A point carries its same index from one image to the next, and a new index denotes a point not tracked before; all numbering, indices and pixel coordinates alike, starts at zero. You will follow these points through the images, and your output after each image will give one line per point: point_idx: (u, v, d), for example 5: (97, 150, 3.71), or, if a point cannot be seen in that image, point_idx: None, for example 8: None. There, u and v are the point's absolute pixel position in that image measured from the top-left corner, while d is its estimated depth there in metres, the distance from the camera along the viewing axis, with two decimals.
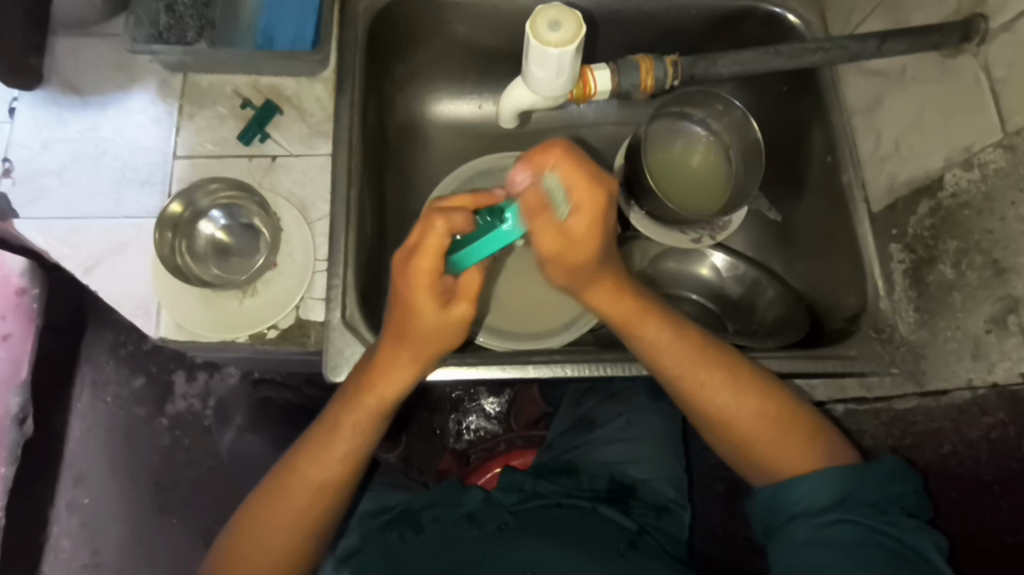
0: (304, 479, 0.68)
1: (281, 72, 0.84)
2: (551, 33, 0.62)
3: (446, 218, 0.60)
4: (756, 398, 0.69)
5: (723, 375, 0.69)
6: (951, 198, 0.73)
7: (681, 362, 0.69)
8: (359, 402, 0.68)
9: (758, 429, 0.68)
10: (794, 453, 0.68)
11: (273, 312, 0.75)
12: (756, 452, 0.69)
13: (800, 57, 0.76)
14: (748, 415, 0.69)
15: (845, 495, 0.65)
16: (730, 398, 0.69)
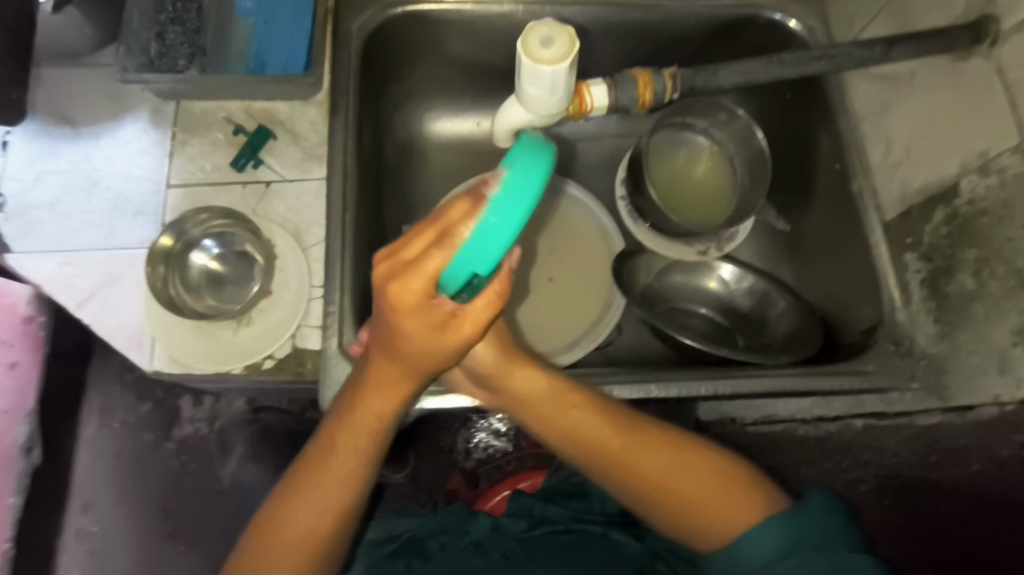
0: (329, 479, 0.66)
1: (274, 97, 0.83)
2: (543, 50, 0.60)
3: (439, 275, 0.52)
4: (687, 463, 0.67)
5: (616, 424, 0.69)
6: (968, 205, 0.71)
7: (592, 422, 0.69)
8: (363, 410, 0.65)
9: (703, 491, 0.66)
10: (721, 507, 0.65)
11: (268, 342, 0.73)
12: (699, 512, 0.66)
13: (804, 64, 0.73)
14: (660, 466, 0.68)
15: (790, 548, 0.61)
16: (663, 464, 0.68)
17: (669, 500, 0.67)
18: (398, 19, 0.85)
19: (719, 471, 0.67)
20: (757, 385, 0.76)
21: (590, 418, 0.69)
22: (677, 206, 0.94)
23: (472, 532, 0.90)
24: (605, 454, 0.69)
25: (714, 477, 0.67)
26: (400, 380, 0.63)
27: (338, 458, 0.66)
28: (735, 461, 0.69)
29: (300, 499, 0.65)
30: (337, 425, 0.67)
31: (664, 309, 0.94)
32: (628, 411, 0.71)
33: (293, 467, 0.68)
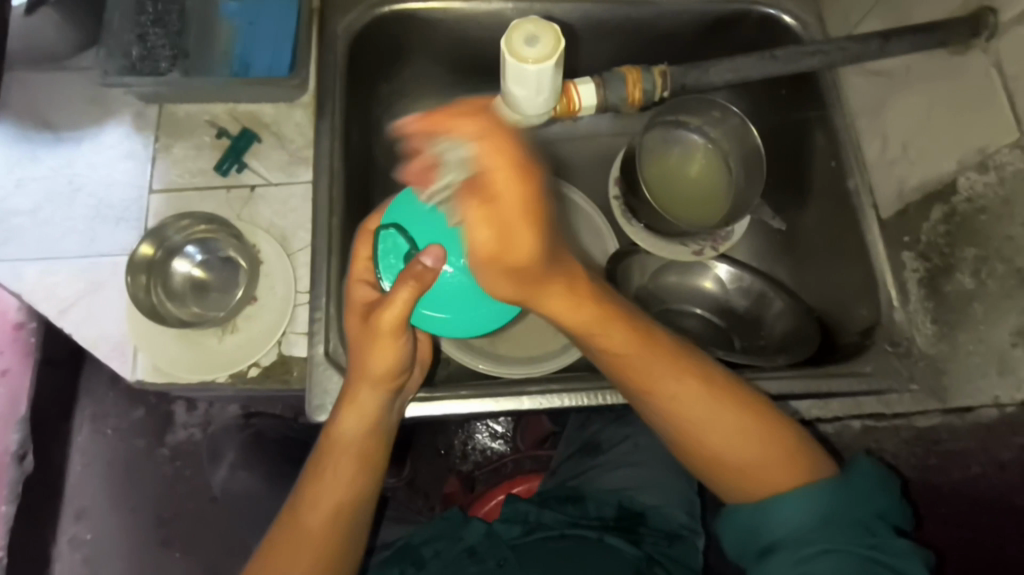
0: (316, 518, 0.64)
1: (259, 99, 0.81)
2: (528, 49, 0.58)
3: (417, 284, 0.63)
4: (739, 421, 0.64)
5: (682, 372, 0.65)
6: (966, 203, 0.69)
7: (648, 362, 0.65)
8: (345, 436, 0.66)
9: (761, 461, 0.63)
10: (765, 466, 0.63)
11: (253, 350, 0.72)
12: (753, 481, 0.63)
13: (797, 60, 0.72)
14: (710, 417, 0.64)
15: (828, 516, 0.59)
16: (728, 423, 0.64)
17: (710, 452, 0.65)
18: (385, 19, 0.84)
19: (774, 439, 0.63)
20: (753, 388, 0.75)
21: (652, 364, 0.65)
22: (671, 205, 0.92)
23: (465, 539, 0.89)
24: (661, 394, 0.65)
25: (767, 441, 0.63)
26: (378, 391, 0.66)
27: (320, 490, 0.65)
28: (804, 438, 0.65)
29: (291, 538, 0.63)
30: (321, 456, 0.67)
31: (659, 311, 0.93)
32: (693, 355, 0.67)
33: (278, 518, 0.66)
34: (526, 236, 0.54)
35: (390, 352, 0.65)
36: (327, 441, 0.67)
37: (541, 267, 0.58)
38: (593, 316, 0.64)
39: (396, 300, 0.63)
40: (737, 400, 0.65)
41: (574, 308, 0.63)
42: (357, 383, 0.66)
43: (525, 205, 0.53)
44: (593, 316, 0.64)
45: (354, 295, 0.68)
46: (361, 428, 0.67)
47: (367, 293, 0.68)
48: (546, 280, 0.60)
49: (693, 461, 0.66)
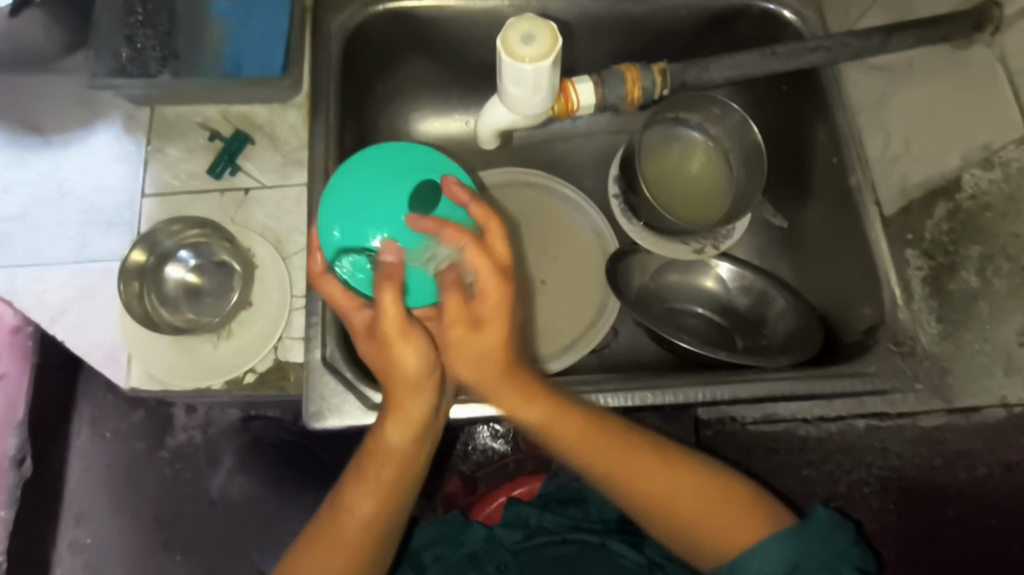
0: (353, 521, 0.64)
1: (252, 100, 0.80)
2: (524, 47, 0.55)
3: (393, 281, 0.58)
4: (688, 476, 0.65)
5: (590, 432, 0.65)
6: (971, 200, 0.68)
7: (566, 435, 0.64)
8: (388, 450, 0.63)
9: (707, 506, 0.64)
10: (716, 524, 0.63)
11: (248, 356, 0.71)
12: (698, 533, 0.64)
13: (798, 57, 0.70)
14: (652, 475, 0.65)
15: (795, 564, 0.60)
16: (667, 483, 0.65)
17: (660, 506, 0.65)
18: (379, 17, 0.83)
19: (710, 491, 0.65)
20: (755, 389, 0.74)
21: (571, 429, 0.64)
22: (671, 205, 0.91)
23: (467, 543, 0.88)
24: (577, 455, 0.65)
25: (720, 493, 0.65)
26: (417, 414, 0.62)
27: (359, 499, 0.64)
28: (748, 485, 0.66)
29: (321, 542, 0.63)
30: (361, 465, 0.65)
31: (660, 312, 0.92)
32: (644, 437, 0.67)
33: (319, 511, 0.67)
34: (492, 333, 0.59)
35: (418, 355, 0.59)
36: (372, 448, 0.64)
37: (505, 365, 0.61)
38: (545, 414, 0.64)
39: (388, 302, 0.57)
40: (684, 464, 0.66)
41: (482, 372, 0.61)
42: (402, 402, 0.61)
43: (492, 350, 0.60)
44: (545, 413, 0.63)
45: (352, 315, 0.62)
46: (386, 470, 0.64)
47: (366, 316, 0.62)
48: (491, 380, 0.62)
49: (640, 516, 0.66)
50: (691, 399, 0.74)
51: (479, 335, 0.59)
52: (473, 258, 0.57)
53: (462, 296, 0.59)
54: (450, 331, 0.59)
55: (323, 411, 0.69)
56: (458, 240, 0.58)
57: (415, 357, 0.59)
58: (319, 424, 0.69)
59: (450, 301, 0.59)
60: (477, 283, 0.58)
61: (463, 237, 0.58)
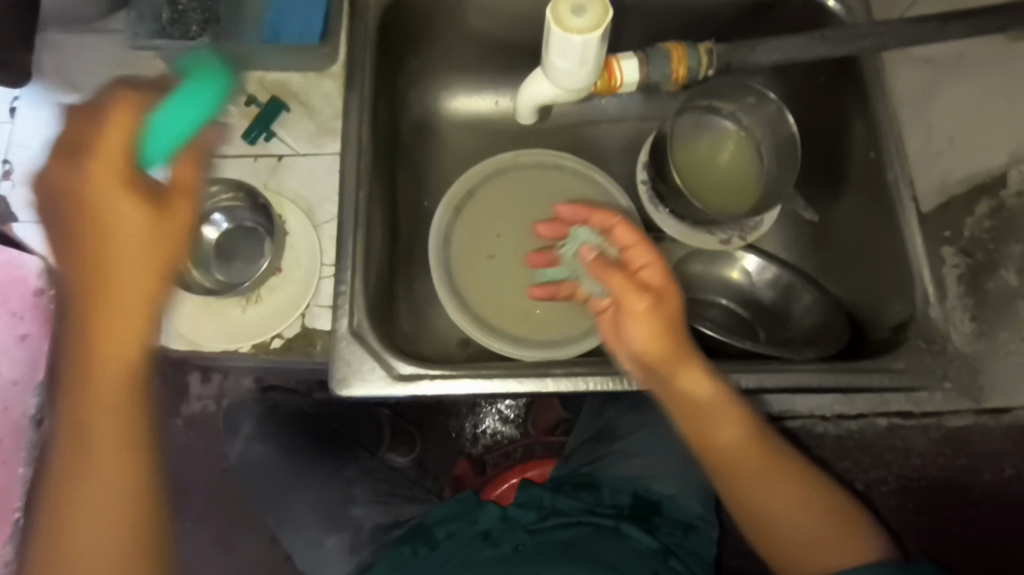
0: (105, 350, 0.66)
1: (288, 67, 0.80)
2: (574, 19, 0.54)
3: (659, 298, 0.68)
4: (802, 504, 0.68)
5: (757, 451, 0.69)
6: (1017, 197, 0.70)
7: (722, 429, 0.68)
8: (105, 288, 0.65)
9: (815, 536, 0.67)
10: (821, 539, 0.67)
11: (277, 320, 0.71)
12: (800, 546, 0.68)
13: (848, 43, 0.68)
14: (760, 473, 0.69)
15: None
16: (787, 496, 0.69)
17: (782, 529, 0.68)
18: None
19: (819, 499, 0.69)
20: (779, 379, 0.73)
21: (715, 401, 0.68)
22: (702, 193, 0.90)
23: (481, 521, 0.89)
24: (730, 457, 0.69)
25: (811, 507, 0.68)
26: (159, 223, 0.66)
27: (115, 319, 0.66)
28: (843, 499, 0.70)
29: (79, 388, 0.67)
30: (92, 278, 0.64)
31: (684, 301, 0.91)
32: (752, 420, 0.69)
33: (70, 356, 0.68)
34: (671, 304, 0.69)
35: (644, 317, 0.68)
36: (109, 219, 0.65)
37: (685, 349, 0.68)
38: (711, 393, 0.68)
39: (654, 279, 0.69)
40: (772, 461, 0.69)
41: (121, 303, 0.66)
42: (102, 203, 0.64)
43: (675, 313, 0.69)
44: (710, 398, 0.68)
45: (614, 278, 0.68)
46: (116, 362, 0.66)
47: (620, 281, 0.68)
48: (682, 356, 0.67)
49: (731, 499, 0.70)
50: None
51: (665, 304, 0.68)
52: (636, 254, 0.71)
53: (659, 299, 0.68)
54: (634, 304, 0.68)
55: (348, 378, 0.70)
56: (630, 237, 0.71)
57: (672, 335, 0.68)
58: (343, 392, 0.70)
59: (643, 334, 0.68)
60: (653, 282, 0.69)
61: (642, 258, 0.70)
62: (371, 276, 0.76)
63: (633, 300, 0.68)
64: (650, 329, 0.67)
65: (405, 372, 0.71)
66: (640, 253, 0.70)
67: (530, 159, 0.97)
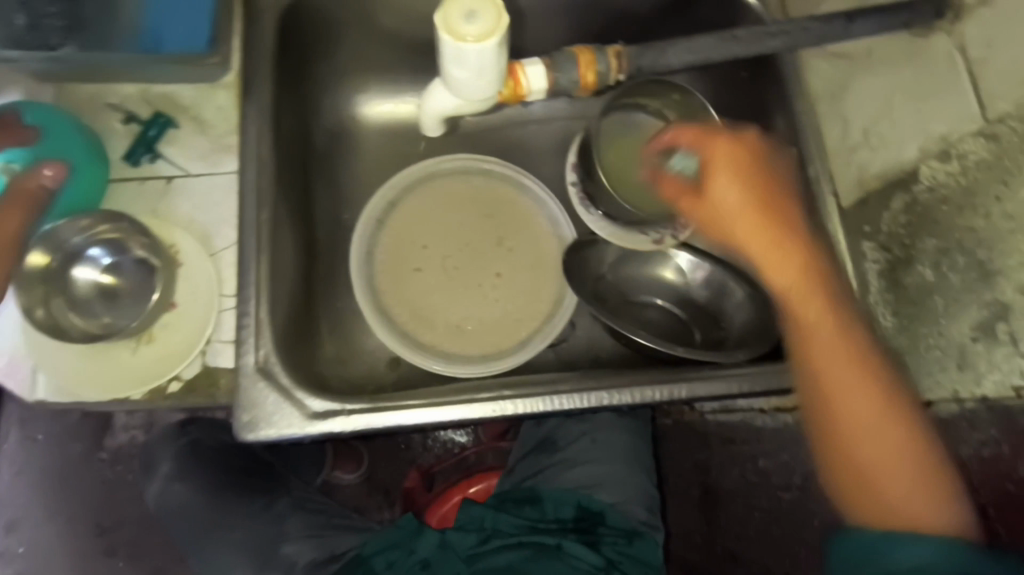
0: None
1: (174, 80, 0.73)
2: (466, 25, 0.50)
3: (732, 168, 0.67)
4: (906, 454, 0.58)
5: (876, 394, 0.60)
6: (927, 192, 0.67)
7: (835, 367, 0.60)
8: None
9: (905, 490, 0.58)
10: (911, 491, 0.57)
11: (172, 362, 0.65)
12: (889, 496, 0.58)
13: (759, 41, 0.68)
14: (877, 417, 0.59)
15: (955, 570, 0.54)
16: (896, 444, 0.59)
17: (869, 474, 0.59)
18: None
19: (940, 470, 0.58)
20: (710, 386, 0.73)
21: (836, 346, 0.61)
22: (631, 192, 0.87)
23: (419, 549, 0.85)
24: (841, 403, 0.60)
25: (926, 473, 0.58)
26: None
27: None
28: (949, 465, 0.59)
29: None
30: None
31: (617, 305, 0.90)
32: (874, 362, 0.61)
33: None
34: (720, 188, 0.67)
35: (738, 200, 0.66)
36: None
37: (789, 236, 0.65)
38: (799, 287, 0.64)
39: (729, 171, 0.67)
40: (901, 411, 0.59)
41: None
42: None
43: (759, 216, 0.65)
44: (807, 308, 0.63)
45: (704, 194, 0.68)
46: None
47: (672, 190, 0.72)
48: (757, 225, 0.65)
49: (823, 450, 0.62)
50: (648, 398, 0.73)
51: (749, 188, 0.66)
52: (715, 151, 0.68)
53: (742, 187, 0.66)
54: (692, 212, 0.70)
55: (258, 420, 0.65)
56: (698, 138, 0.70)
57: (789, 257, 0.64)
58: (253, 436, 0.65)
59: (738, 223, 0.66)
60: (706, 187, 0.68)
61: (719, 154, 0.68)
62: (280, 305, 0.70)
63: (724, 191, 0.67)
64: (769, 236, 0.65)
65: (316, 410, 0.66)
66: (716, 145, 0.68)
67: (454, 164, 0.93)
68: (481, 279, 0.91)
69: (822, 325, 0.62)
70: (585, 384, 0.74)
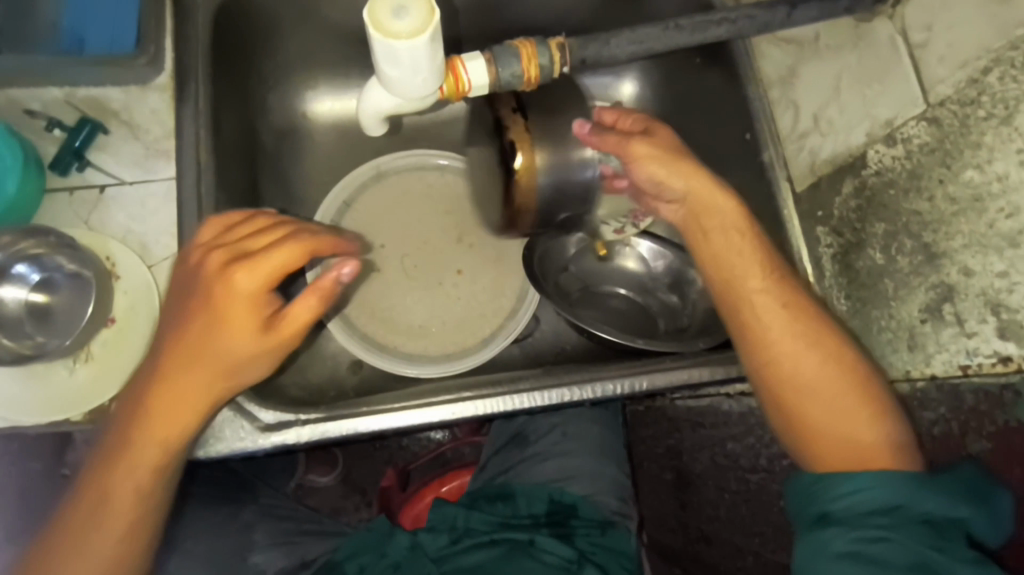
0: (123, 442, 0.56)
1: (102, 82, 0.69)
2: (396, 22, 0.48)
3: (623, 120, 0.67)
4: (846, 400, 0.59)
5: (806, 341, 0.60)
6: (875, 175, 0.68)
7: (767, 322, 0.61)
8: (172, 366, 0.57)
9: (848, 437, 0.58)
10: (857, 439, 0.58)
11: (113, 381, 0.62)
12: (835, 446, 0.58)
13: (704, 30, 0.67)
14: (810, 363, 0.60)
15: (897, 506, 0.54)
16: (834, 390, 0.59)
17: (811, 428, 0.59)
18: None
19: (869, 399, 0.59)
20: (671, 377, 0.73)
21: (759, 299, 0.61)
22: None
23: (390, 553, 0.84)
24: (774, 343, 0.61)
25: (865, 410, 0.59)
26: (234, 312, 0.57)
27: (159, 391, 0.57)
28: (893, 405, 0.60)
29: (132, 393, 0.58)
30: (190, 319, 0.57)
31: (580, 295, 0.90)
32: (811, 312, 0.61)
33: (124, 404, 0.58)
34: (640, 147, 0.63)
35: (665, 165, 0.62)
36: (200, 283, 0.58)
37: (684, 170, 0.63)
38: (735, 245, 0.63)
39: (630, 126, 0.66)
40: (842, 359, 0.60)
41: (175, 413, 0.57)
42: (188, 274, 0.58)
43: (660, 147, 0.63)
44: (740, 261, 0.62)
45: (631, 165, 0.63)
46: (154, 454, 0.57)
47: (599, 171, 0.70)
48: (663, 164, 0.63)
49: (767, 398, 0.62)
50: (610, 391, 0.72)
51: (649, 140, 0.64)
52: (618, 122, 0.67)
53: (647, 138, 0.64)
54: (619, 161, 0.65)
55: (206, 438, 0.65)
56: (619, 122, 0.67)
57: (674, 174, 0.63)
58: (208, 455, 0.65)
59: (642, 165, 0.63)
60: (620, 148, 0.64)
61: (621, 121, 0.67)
62: None
63: (640, 143, 0.63)
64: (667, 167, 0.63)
65: (268, 422, 0.67)
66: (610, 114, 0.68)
67: (404, 160, 0.90)
68: (443, 278, 0.89)
69: (746, 271, 0.62)
70: (546, 380, 0.74)
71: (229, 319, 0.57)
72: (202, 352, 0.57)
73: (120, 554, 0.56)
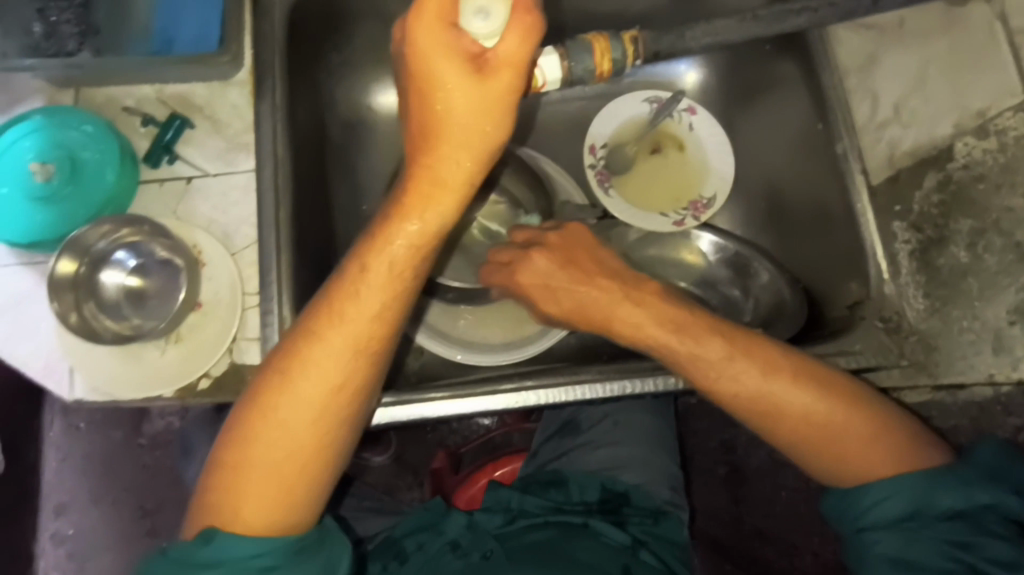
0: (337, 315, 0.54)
1: (188, 78, 0.72)
2: (476, 24, 0.49)
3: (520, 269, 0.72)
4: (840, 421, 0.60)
5: (784, 380, 0.61)
6: (962, 169, 0.68)
7: (733, 372, 0.61)
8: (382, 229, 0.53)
9: (859, 454, 0.59)
10: (862, 456, 0.59)
11: (202, 360, 0.67)
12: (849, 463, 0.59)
13: (782, 20, 0.66)
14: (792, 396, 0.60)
15: (919, 506, 0.56)
16: (825, 417, 0.60)
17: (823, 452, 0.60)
18: None
19: (863, 412, 0.60)
20: None
21: (718, 345, 0.63)
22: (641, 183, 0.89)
23: (447, 531, 0.85)
24: (751, 397, 0.61)
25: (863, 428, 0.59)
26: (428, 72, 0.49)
27: (362, 266, 0.54)
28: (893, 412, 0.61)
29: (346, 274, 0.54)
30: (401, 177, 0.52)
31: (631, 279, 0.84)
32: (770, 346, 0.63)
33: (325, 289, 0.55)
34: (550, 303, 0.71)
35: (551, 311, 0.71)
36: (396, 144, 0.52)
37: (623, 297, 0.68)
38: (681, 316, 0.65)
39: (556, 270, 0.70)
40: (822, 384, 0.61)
41: (385, 280, 0.54)
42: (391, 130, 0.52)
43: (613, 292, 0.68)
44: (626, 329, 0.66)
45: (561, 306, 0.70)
46: (367, 326, 0.55)
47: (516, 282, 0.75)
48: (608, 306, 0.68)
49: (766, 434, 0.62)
50: (671, 385, 0.73)
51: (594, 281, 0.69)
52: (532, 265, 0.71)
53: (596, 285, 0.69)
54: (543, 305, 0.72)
55: None
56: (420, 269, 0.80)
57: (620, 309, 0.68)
58: None
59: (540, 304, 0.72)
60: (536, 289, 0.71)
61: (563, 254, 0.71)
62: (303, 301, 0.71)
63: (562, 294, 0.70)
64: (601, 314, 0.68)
65: None
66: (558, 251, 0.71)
67: None
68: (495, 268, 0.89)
69: (706, 339, 0.63)
70: (605, 371, 0.74)
71: (416, 164, 0.51)
72: (414, 205, 0.53)
73: (324, 440, 0.55)
